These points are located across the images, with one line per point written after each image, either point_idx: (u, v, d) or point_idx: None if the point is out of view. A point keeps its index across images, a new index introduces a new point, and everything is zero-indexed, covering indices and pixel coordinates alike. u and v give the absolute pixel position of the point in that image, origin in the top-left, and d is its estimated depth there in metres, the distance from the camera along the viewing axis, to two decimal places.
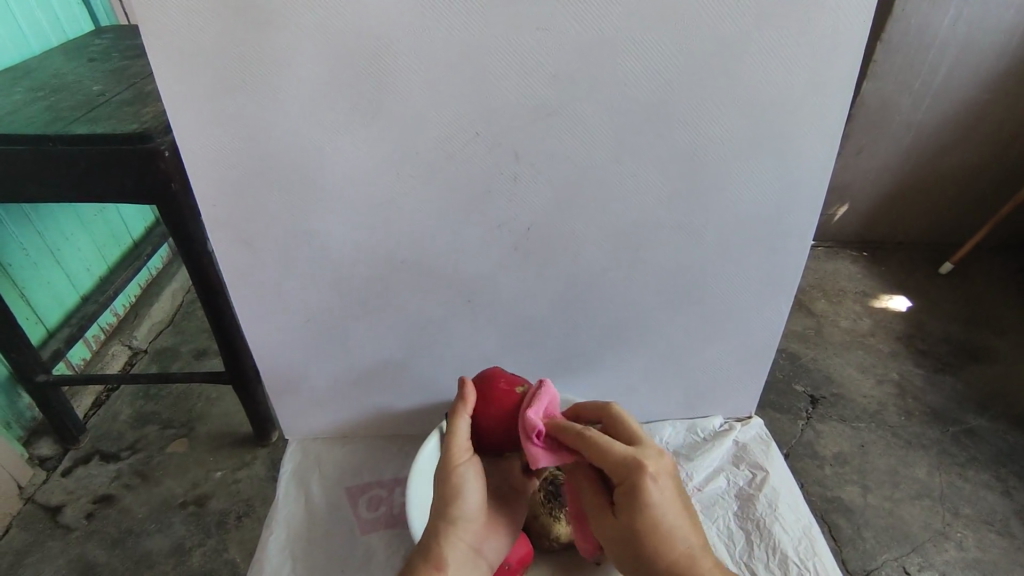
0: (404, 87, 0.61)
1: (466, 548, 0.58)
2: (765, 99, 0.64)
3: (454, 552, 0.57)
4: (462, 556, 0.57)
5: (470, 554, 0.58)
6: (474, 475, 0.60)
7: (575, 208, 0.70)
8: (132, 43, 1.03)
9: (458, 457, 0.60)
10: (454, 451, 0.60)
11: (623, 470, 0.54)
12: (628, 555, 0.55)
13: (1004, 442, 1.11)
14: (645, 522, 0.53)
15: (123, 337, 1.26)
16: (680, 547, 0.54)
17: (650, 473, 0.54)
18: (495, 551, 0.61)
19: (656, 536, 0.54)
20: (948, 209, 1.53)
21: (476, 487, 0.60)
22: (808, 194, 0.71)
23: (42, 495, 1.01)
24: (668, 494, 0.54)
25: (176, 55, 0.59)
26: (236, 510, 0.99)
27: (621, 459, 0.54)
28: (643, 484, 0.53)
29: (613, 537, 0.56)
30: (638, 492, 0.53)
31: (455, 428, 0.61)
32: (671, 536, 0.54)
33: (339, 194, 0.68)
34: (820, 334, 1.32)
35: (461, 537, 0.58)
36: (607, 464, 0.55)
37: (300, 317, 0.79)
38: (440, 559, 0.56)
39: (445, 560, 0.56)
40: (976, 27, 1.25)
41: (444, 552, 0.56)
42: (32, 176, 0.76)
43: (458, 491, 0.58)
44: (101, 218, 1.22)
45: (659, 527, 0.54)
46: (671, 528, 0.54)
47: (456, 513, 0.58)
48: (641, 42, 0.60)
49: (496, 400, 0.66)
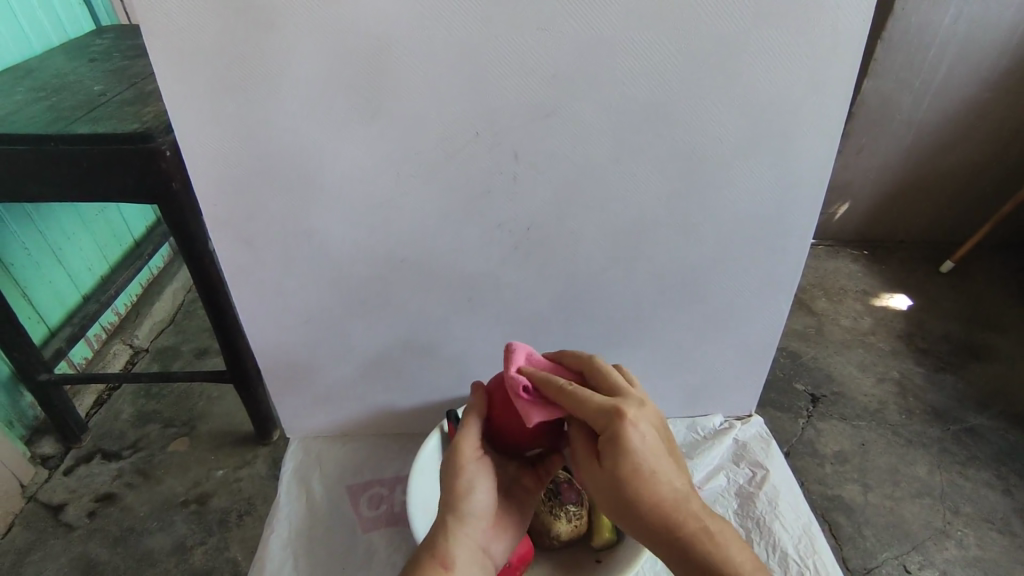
0: (404, 86, 0.61)
1: (472, 547, 0.58)
2: (765, 98, 0.64)
3: (460, 550, 0.57)
4: (470, 555, 0.58)
5: (477, 553, 0.59)
6: (483, 476, 0.60)
7: (575, 207, 0.70)
8: (133, 43, 1.03)
9: (466, 457, 0.60)
10: (463, 451, 0.60)
11: (603, 417, 0.53)
12: (614, 505, 0.53)
13: (1005, 441, 1.11)
14: (626, 470, 0.52)
15: (124, 336, 1.27)
16: (665, 497, 0.52)
17: (631, 421, 0.52)
18: (503, 552, 0.61)
19: (640, 485, 0.52)
20: (949, 207, 1.53)
21: (486, 488, 0.60)
22: (809, 193, 0.71)
23: (45, 493, 1.01)
24: (650, 443, 0.52)
25: (177, 55, 0.59)
26: (237, 508, 0.99)
27: (602, 406, 0.53)
28: (623, 431, 0.52)
29: (598, 486, 0.54)
30: (617, 438, 0.52)
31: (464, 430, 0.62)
32: (655, 486, 0.52)
33: (340, 193, 0.68)
34: (821, 332, 1.33)
35: (469, 535, 0.58)
36: (588, 412, 0.54)
37: (301, 316, 0.79)
38: (447, 556, 0.56)
39: (452, 558, 0.56)
40: (976, 26, 1.25)
41: (451, 551, 0.57)
42: (34, 176, 0.76)
43: (466, 490, 0.59)
44: (102, 217, 1.22)
45: (641, 476, 0.52)
46: (656, 476, 0.52)
47: (465, 513, 0.58)
48: (641, 41, 0.60)
49: (509, 397, 0.63)
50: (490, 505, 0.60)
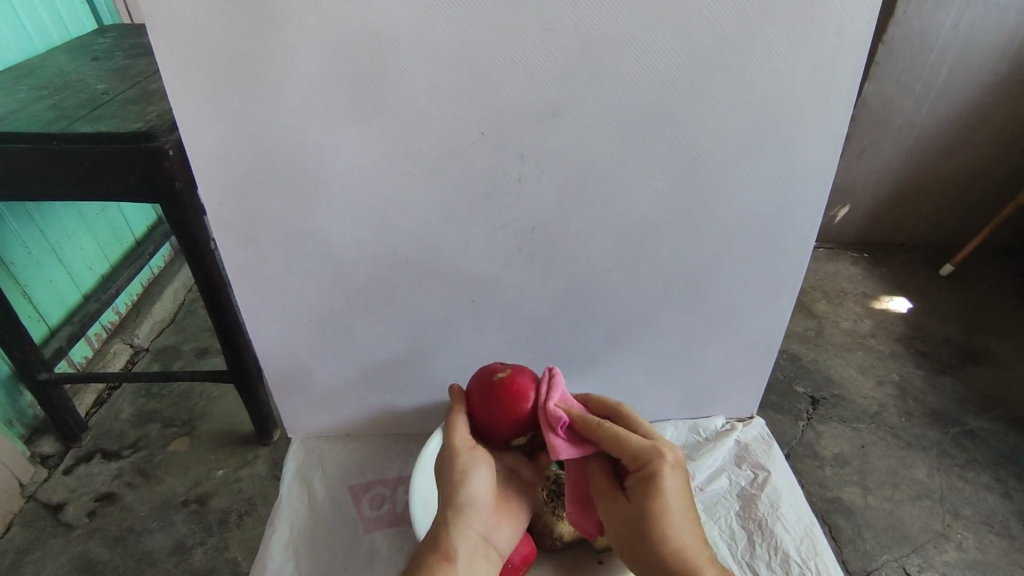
0: (409, 85, 0.61)
1: (473, 539, 0.59)
2: (768, 98, 0.64)
3: (462, 543, 0.58)
4: (473, 546, 0.58)
5: (480, 543, 0.59)
6: (478, 468, 0.60)
7: (579, 208, 0.71)
8: (136, 42, 1.03)
9: (459, 450, 0.61)
10: (456, 443, 0.61)
11: (638, 456, 0.56)
12: (634, 541, 0.55)
13: (1005, 444, 1.11)
14: (655, 508, 0.54)
15: (125, 336, 1.26)
16: (686, 541, 0.54)
17: (666, 463, 0.55)
18: (507, 539, 0.62)
19: (663, 524, 0.54)
20: (949, 211, 1.53)
21: (483, 480, 0.60)
22: (812, 194, 0.71)
23: (44, 493, 1.01)
24: (680, 489, 0.55)
25: (181, 51, 0.59)
26: (237, 508, 0.99)
27: (639, 447, 0.56)
28: (657, 470, 0.55)
29: (620, 523, 0.57)
30: (651, 476, 0.55)
31: (454, 428, 0.62)
32: (678, 528, 0.54)
33: (345, 193, 0.68)
34: (821, 335, 1.33)
35: (470, 527, 0.58)
36: (624, 450, 0.57)
37: (304, 315, 0.79)
38: (450, 549, 0.57)
39: (454, 551, 0.57)
40: (977, 29, 1.26)
41: (453, 545, 0.57)
42: (37, 174, 0.76)
43: (463, 485, 0.58)
44: (103, 216, 1.22)
45: (668, 516, 0.54)
46: (680, 519, 0.54)
47: (463, 506, 0.58)
48: (647, 42, 0.60)
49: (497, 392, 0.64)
50: (489, 494, 0.60)
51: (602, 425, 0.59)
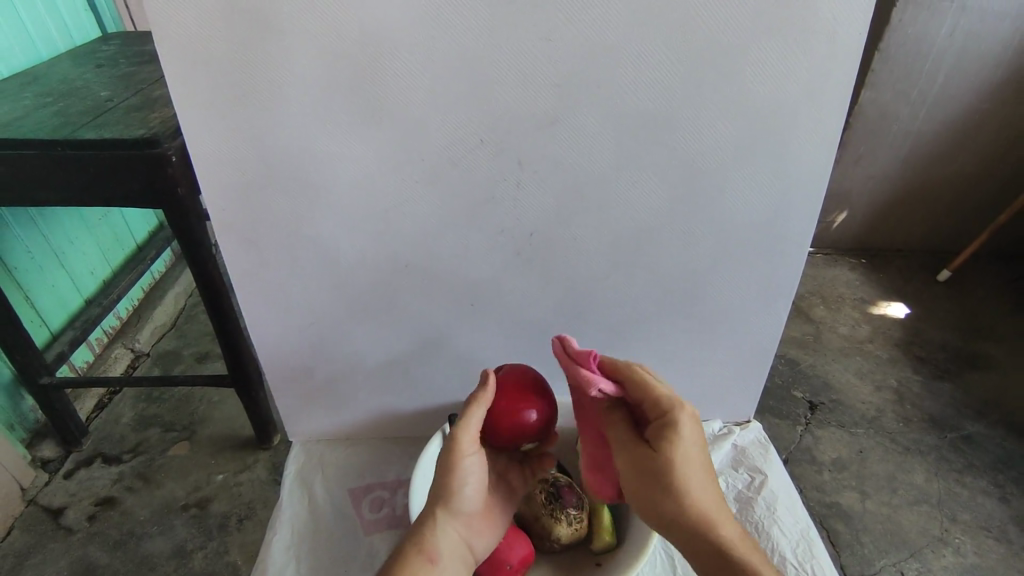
0: (410, 94, 0.62)
1: (458, 540, 0.59)
2: (763, 106, 0.65)
3: (447, 543, 0.58)
4: (455, 548, 0.58)
5: (463, 545, 0.59)
6: (476, 469, 0.60)
7: (578, 214, 0.71)
8: (140, 49, 1.05)
9: (465, 448, 0.59)
10: (461, 441, 0.59)
11: (661, 404, 0.57)
12: (651, 489, 0.55)
13: (1002, 449, 1.12)
14: (675, 454, 0.54)
15: (126, 340, 1.27)
16: (703, 493, 0.54)
17: (687, 414, 0.56)
18: (487, 549, 0.62)
19: (682, 472, 0.54)
20: (946, 217, 1.54)
21: (477, 480, 0.60)
22: (808, 201, 0.72)
23: (45, 497, 1.01)
24: (699, 441, 0.56)
25: (186, 59, 0.60)
26: (238, 512, 1.00)
27: (663, 395, 0.58)
28: (680, 417, 0.56)
29: (637, 472, 0.56)
30: (674, 422, 0.56)
31: (469, 416, 0.60)
32: (696, 480, 0.54)
33: (346, 199, 0.69)
34: (819, 340, 1.34)
35: (454, 526, 0.59)
36: (649, 398, 0.59)
37: (305, 320, 0.80)
38: (435, 548, 0.57)
39: (438, 552, 0.56)
40: (972, 38, 1.27)
41: (438, 543, 0.57)
42: (41, 180, 0.77)
43: (459, 482, 0.59)
44: (105, 221, 1.23)
45: (686, 466, 0.55)
46: (698, 471, 0.55)
47: (453, 501, 0.59)
48: (644, 52, 0.61)
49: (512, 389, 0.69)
50: (478, 498, 0.60)
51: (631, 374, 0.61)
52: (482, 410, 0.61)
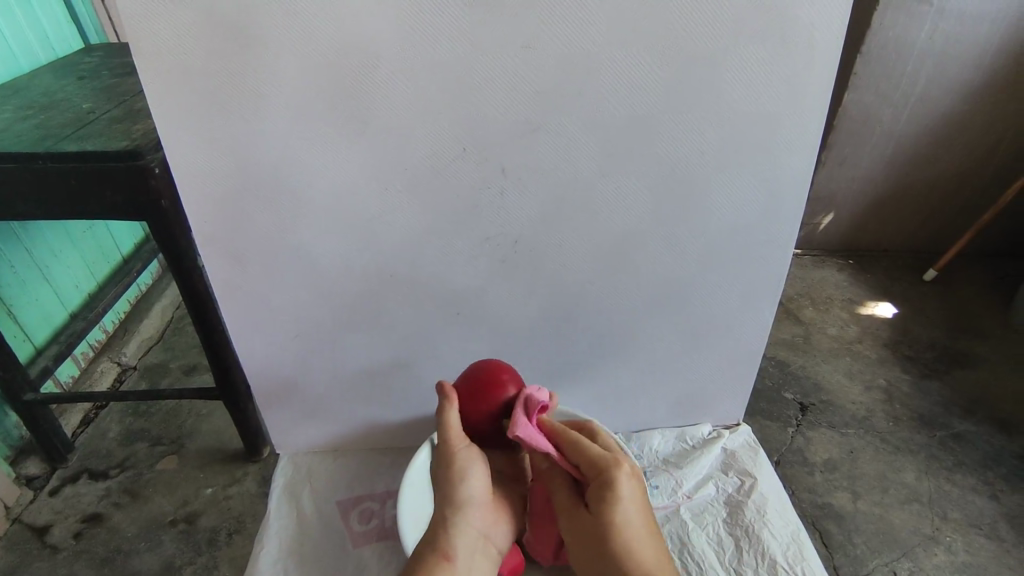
0: (391, 105, 0.63)
1: (473, 533, 0.62)
2: (744, 110, 0.65)
3: (462, 539, 0.61)
4: (471, 543, 0.62)
5: (479, 539, 0.63)
6: (475, 467, 0.63)
7: (561, 221, 0.72)
8: (123, 61, 1.04)
9: (457, 445, 0.63)
10: (452, 440, 0.63)
11: (595, 470, 0.62)
12: (594, 555, 0.60)
13: (991, 446, 1.13)
14: (612, 520, 0.59)
15: (112, 354, 1.26)
16: (644, 549, 0.59)
17: (625, 474, 0.61)
18: (503, 537, 0.65)
19: (623, 535, 0.59)
20: (932, 217, 1.56)
21: (480, 478, 0.63)
22: (791, 205, 0.72)
23: (30, 515, 1.00)
24: (635, 499, 0.61)
25: (166, 72, 0.60)
26: (227, 527, 0.98)
27: (597, 458, 0.62)
28: (615, 483, 0.60)
29: (584, 536, 0.61)
30: (609, 488, 0.60)
31: (447, 414, 0.64)
32: (636, 539, 0.59)
33: (329, 208, 0.69)
34: (808, 341, 1.34)
35: (467, 523, 0.62)
36: (584, 464, 0.63)
37: (291, 331, 0.79)
38: (450, 550, 0.60)
39: (454, 550, 0.60)
40: (952, 40, 1.29)
41: (453, 544, 0.60)
42: (23, 195, 0.76)
43: (461, 477, 0.62)
44: (90, 234, 1.22)
45: (626, 527, 0.59)
46: (638, 531, 0.60)
47: (461, 503, 0.62)
48: (623, 59, 0.62)
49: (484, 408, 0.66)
50: (484, 492, 0.63)
51: (566, 437, 0.64)
52: (457, 412, 0.65)
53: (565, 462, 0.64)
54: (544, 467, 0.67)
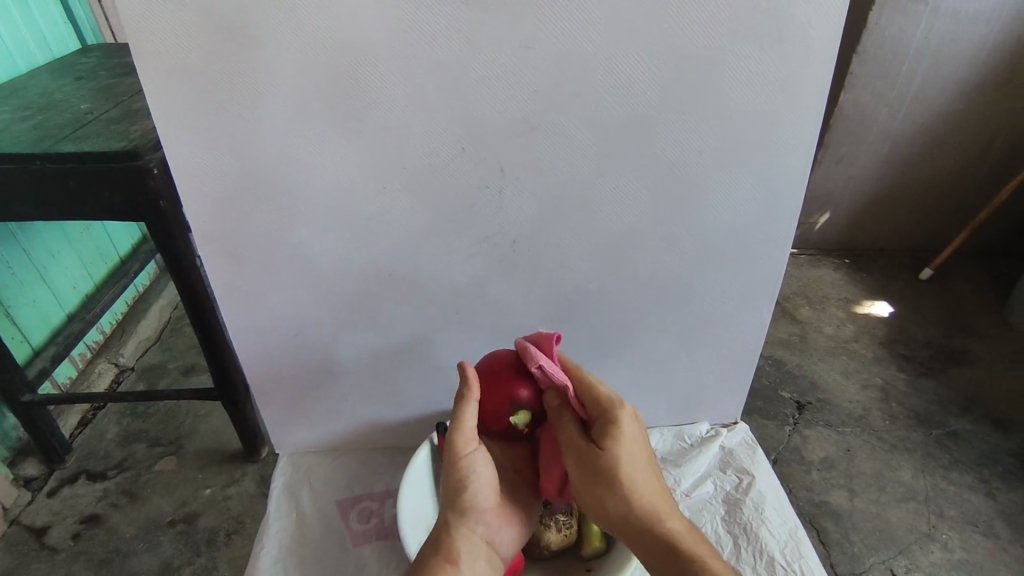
0: (390, 106, 0.63)
1: (477, 538, 0.60)
2: (741, 110, 0.66)
3: (465, 542, 0.59)
4: (476, 547, 0.59)
5: (483, 544, 0.60)
6: (482, 467, 0.61)
7: (559, 221, 0.72)
8: (121, 61, 1.04)
9: (466, 446, 0.60)
10: (460, 442, 0.60)
11: (602, 405, 0.62)
12: (599, 488, 0.59)
13: (986, 444, 1.13)
14: (618, 451, 0.59)
15: (109, 355, 1.26)
16: (646, 487, 0.59)
17: (628, 411, 0.62)
18: (509, 543, 0.62)
19: (626, 468, 0.59)
20: (927, 216, 1.57)
21: (485, 476, 0.61)
22: (787, 204, 0.73)
23: (28, 516, 1.00)
24: (639, 437, 0.61)
25: (166, 72, 0.60)
26: (226, 527, 0.98)
27: (602, 395, 0.63)
28: (620, 416, 0.61)
29: (588, 471, 0.60)
30: (615, 419, 0.61)
31: (461, 417, 0.60)
32: (639, 477, 0.59)
33: (328, 209, 0.69)
34: (805, 340, 1.35)
35: (472, 526, 0.60)
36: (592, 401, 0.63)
37: (290, 331, 0.80)
38: (455, 554, 0.58)
39: (457, 554, 0.58)
40: (946, 41, 1.30)
41: (456, 549, 0.58)
42: (21, 196, 0.76)
43: (465, 481, 0.60)
44: (88, 235, 1.22)
45: (629, 462, 0.59)
46: (641, 467, 0.60)
47: (466, 503, 0.60)
48: (621, 60, 0.62)
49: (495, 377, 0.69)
50: (489, 495, 0.61)
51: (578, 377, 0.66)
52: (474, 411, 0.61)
53: (574, 399, 0.65)
54: (554, 405, 0.66)
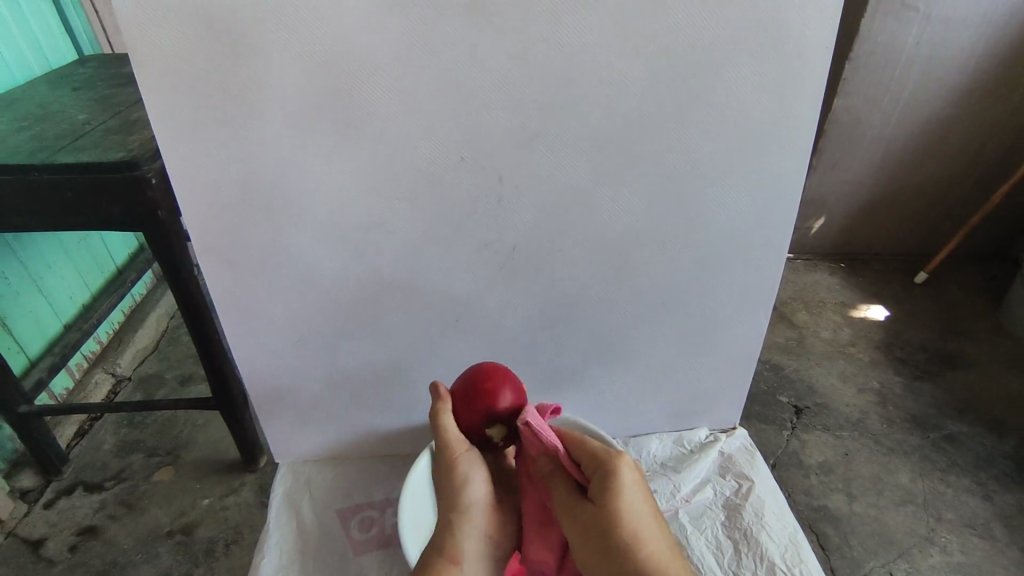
0: (390, 116, 0.63)
1: (477, 535, 0.66)
2: (736, 119, 0.67)
3: (466, 541, 0.66)
4: (476, 543, 0.66)
5: (483, 540, 0.67)
6: (475, 474, 0.66)
7: (558, 230, 0.72)
8: (119, 71, 1.04)
9: (455, 454, 0.66)
10: (453, 452, 0.66)
11: (596, 461, 0.63)
12: (601, 551, 0.59)
13: (983, 447, 1.14)
14: (618, 506, 0.59)
15: (106, 365, 1.25)
16: (652, 541, 0.59)
17: (625, 463, 0.63)
18: (506, 534, 0.69)
19: (628, 523, 0.59)
20: (921, 220, 1.58)
21: (480, 482, 0.66)
22: (783, 212, 0.74)
23: (25, 528, 0.99)
24: (639, 490, 0.62)
25: (165, 84, 0.60)
26: (224, 537, 0.98)
27: (597, 451, 0.64)
28: (617, 467, 0.62)
29: (589, 533, 0.60)
30: (613, 473, 0.61)
31: (444, 423, 0.67)
32: (643, 531, 0.59)
33: (328, 219, 0.69)
34: (802, 344, 1.35)
35: (472, 527, 0.66)
36: (587, 458, 0.64)
37: (289, 340, 0.80)
38: (457, 554, 0.65)
39: (460, 553, 0.65)
40: (938, 47, 1.31)
41: (458, 548, 0.65)
42: (19, 207, 0.76)
43: (461, 488, 0.65)
44: (85, 245, 1.22)
45: (631, 515, 0.59)
46: (646, 521, 0.60)
47: (464, 508, 0.66)
48: (617, 70, 0.63)
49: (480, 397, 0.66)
50: (485, 497, 0.67)
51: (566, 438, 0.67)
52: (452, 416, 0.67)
53: (568, 462, 0.65)
54: (546, 471, 0.67)
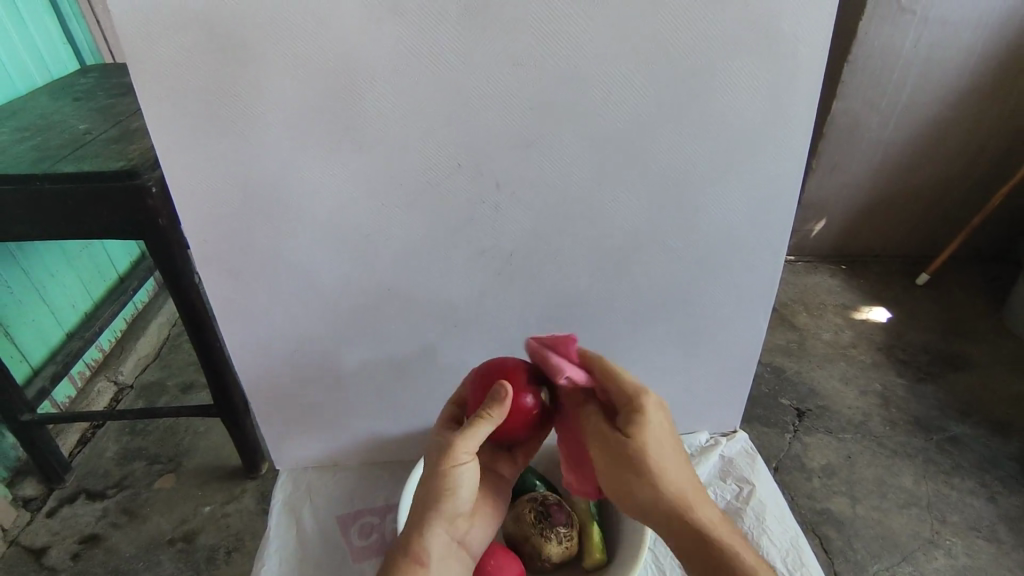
0: (387, 124, 0.64)
1: (449, 538, 0.59)
2: (731, 123, 0.67)
3: (436, 544, 0.57)
4: (445, 548, 0.58)
5: (452, 544, 0.59)
6: (470, 478, 0.58)
7: (555, 236, 0.73)
8: (120, 81, 1.05)
9: (460, 457, 0.56)
10: (460, 452, 0.56)
11: (625, 393, 0.60)
12: (625, 479, 0.58)
13: (987, 448, 1.14)
14: (646, 440, 0.57)
15: (108, 372, 1.26)
16: (675, 474, 0.58)
17: (652, 398, 0.59)
18: (481, 541, 0.63)
19: (655, 456, 0.57)
20: (922, 222, 1.57)
21: (470, 488, 0.58)
22: (780, 215, 0.74)
23: (28, 537, 0.99)
24: (666, 426, 0.59)
25: (163, 94, 0.61)
26: (225, 545, 0.98)
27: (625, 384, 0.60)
28: (644, 404, 0.59)
29: (615, 461, 0.58)
30: (640, 409, 0.58)
31: (474, 428, 0.57)
32: (667, 465, 0.57)
33: (326, 226, 0.70)
34: (803, 347, 1.35)
35: (444, 528, 0.58)
36: (616, 389, 0.61)
37: (289, 347, 0.80)
38: (422, 550, 0.57)
39: (428, 556, 0.57)
40: (935, 49, 1.31)
41: (428, 550, 0.57)
42: (20, 216, 0.77)
43: (454, 491, 0.57)
44: (87, 254, 1.23)
45: (658, 449, 0.58)
46: (670, 453, 0.58)
47: (443, 506, 0.57)
48: (612, 76, 0.63)
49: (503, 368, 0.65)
50: (469, 503, 0.59)
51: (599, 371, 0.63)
52: (489, 423, 0.57)
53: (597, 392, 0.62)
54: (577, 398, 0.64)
